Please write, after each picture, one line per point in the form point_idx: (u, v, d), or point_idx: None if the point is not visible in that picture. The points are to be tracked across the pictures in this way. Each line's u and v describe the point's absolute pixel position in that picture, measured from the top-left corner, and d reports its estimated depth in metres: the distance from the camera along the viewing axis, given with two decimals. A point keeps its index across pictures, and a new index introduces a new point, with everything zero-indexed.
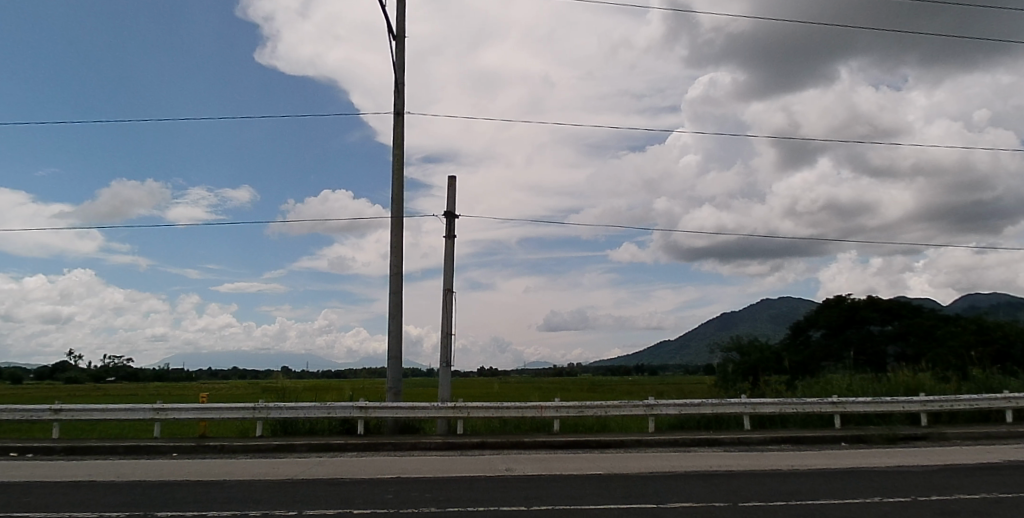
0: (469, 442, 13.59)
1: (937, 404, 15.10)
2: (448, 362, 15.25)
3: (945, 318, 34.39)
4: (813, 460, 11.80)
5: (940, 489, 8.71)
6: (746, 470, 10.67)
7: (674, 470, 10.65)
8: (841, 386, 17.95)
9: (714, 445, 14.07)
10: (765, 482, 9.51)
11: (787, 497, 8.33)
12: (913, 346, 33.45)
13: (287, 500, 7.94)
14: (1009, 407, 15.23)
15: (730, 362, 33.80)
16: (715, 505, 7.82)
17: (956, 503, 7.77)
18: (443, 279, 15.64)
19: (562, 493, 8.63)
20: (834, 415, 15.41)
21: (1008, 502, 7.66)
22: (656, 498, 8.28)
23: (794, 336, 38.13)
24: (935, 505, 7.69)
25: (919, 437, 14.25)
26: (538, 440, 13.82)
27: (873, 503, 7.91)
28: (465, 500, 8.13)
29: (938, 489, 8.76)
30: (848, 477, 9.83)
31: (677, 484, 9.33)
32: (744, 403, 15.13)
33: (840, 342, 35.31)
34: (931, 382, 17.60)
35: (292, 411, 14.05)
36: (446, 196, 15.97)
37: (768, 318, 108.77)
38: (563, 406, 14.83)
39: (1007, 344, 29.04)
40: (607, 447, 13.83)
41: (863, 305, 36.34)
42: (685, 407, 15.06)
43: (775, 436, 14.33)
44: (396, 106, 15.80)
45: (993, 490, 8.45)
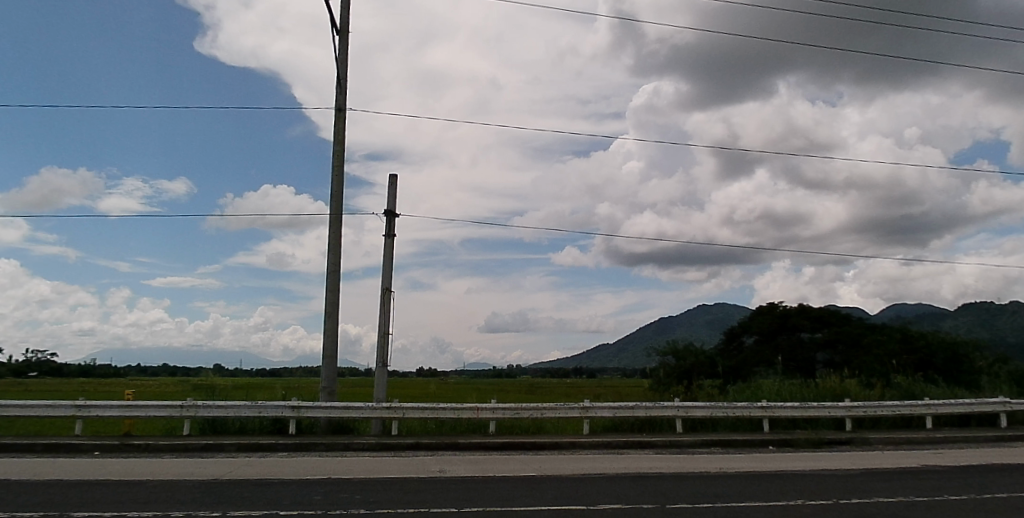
0: (403, 443, 13.42)
1: (860, 410, 15.75)
2: (385, 361, 15.00)
3: (871, 327, 35.91)
4: (741, 463, 12.15)
5: (861, 492, 9.05)
6: (675, 472, 10.85)
7: (606, 471, 10.81)
8: (772, 391, 18.56)
9: (647, 447, 14.29)
10: (695, 484, 9.71)
11: (715, 498, 8.50)
12: (841, 353, 34.77)
13: (213, 501, 7.62)
14: (929, 414, 15.97)
15: (665, 367, 34.56)
16: (645, 507, 7.92)
17: (875, 506, 8.08)
18: (382, 279, 15.37)
19: (493, 495, 8.56)
20: (764, 419, 15.89)
21: (923, 505, 8.02)
22: (587, 499, 8.35)
23: (727, 341, 39.36)
24: (855, 507, 7.99)
25: (844, 442, 14.85)
26: (473, 442, 13.74)
27: (796, 504, 8.17)
28: (394, 502, 7.94)
29: (860, 491, 9.12)
30: (773, 480, 10.12)
31: (609, 486, 9.38)
32: (678, 406, 15.42)
33: (771, 348, 36.59)
34: (857, 388, 18.41)
35: (222, 409, 13.54)
36: (388, 195, 15.73)
37: (704, 324, 111.68)
38: (500, 408, 14.80)
39: (930, 353, 29.79)
40: (542, 449, 13.85)
41: (795, 312, 37.80)
42: (620, 409, 15.24)
43: (706, 440, 14.64)
44: (338, 101, 15.45)
45: (909, 494, 8.86)
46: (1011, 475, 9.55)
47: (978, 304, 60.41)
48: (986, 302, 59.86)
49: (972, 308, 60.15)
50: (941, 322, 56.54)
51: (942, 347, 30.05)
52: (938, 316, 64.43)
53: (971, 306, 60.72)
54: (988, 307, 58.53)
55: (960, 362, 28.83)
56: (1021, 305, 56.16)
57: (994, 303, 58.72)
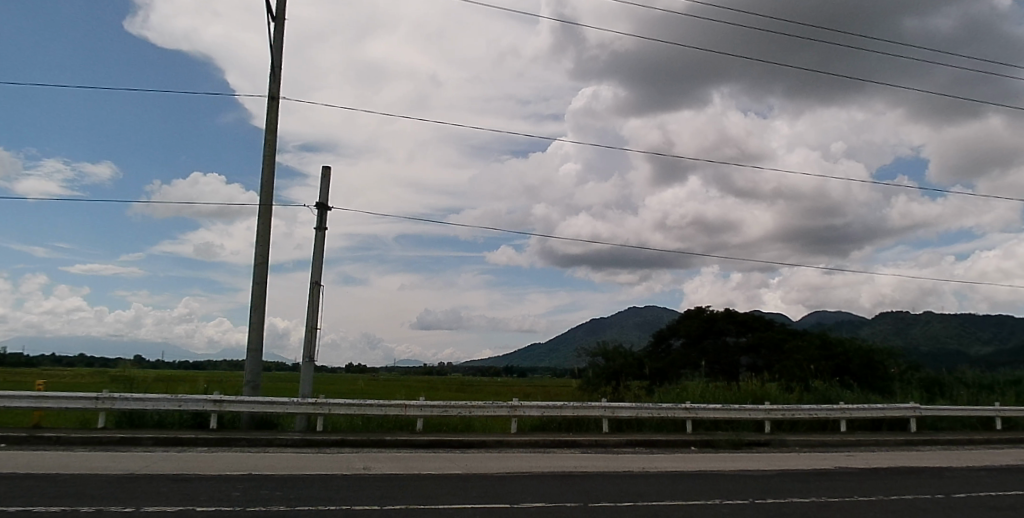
0: (328, 439, 13.10)
1: (780, 412, 16.39)
2: (312, 356, 14.62)
3: (792, 333, 37.46)
4: (663, 463, 12.43)
5: (777, 493, 9.42)
6: (600, 472, 11.01)
7: (532, 470, 10.84)
8: (695, 393, 19.10)
9: (574, 447, 14.44)
10: (618, 483, 9.85)
11: (636, 497, 8.69)
12: (763, 357, 36.10)
13: (128, 496, 7.21)
14: (843, 417, 16.77)
15: (594, 367, 35.10)
16: (567, 506, 7.97)
17: (789, 506, 8.39)
18: (311, 272, 14.98)
19: (416, 493, 8.46)
20: (687, 420, 16.32)
21: (833, 506, 8.41)
22: (511, 498, 8.34)
23: (656, 343, 40.36)
24: (770, 507, 8.28)
25: (762, 443, 15.43)
26: (399, 439, 13.57)
27: (714, 504, 8.41)
28: (315, 500, 7.73)
29: (773, 492, 9.47)
30: (695, 480, 10.41)
31: (535, 485, 9.44)
32: (605, 407, 15.67)
33: (697, 351, 37.80)
34: (776, 391, 19.17)
35: (140, 402, 12.87)
36: (321, 187, 15.34)
37: (634, 325, 114.15)
38: (427, 405, 14.64)
39: (847, 359, 31.30)
40: (468, 447, 13.83)
41: (721, 317, 39.12)
42: (547, 408, 15.36)
43: (630, 440, 14.91)
44: (271, 89, 14.96)
45: (820, 495, 9.26)
46: (918, 477, 10.11)
47: (894, 313, 63.94)
48: (900, 312, 63.43)
49: (889, 317, 63.63)
50: (858, 330, 59.58)
51: (858, 354, 31.62)
52: (856, 324, 67.90)
53: (886, 316, 64.20)
54: (903, 317, 62.04)
55: (875, 368, 30.45)
56: (931, 316, 59.82)
57: (908, 313, 62.23)
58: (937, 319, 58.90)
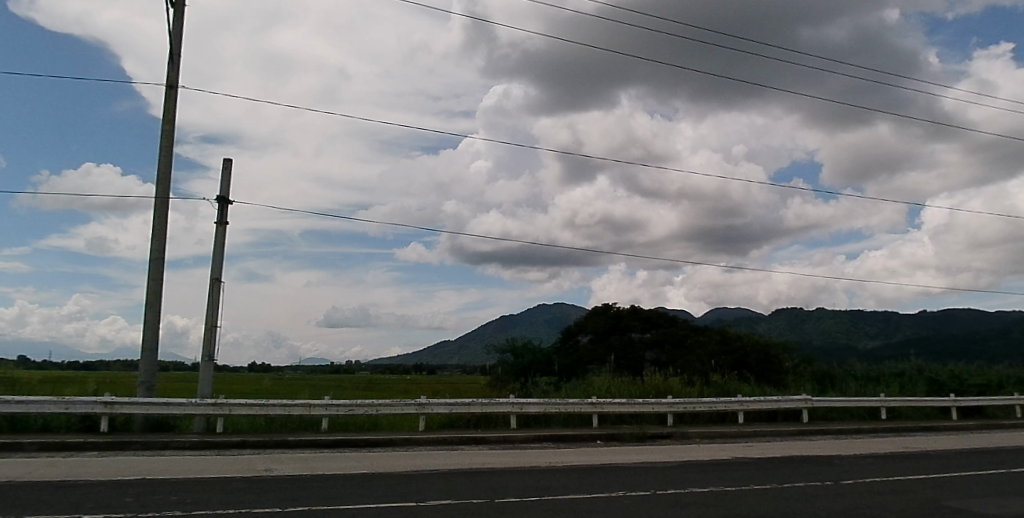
0: (228, 441, 12.52)
1: (681, 406, 17.10)
2: (212, 355, 13.92)
3: (693, 329, 39.14)
4: (569, 457, 12.68)
5: (677, 483, 9.81)
6: (507, 467, 11.10)
7: (440, 468, 10.75)
8: (602, 388, 19.62)
9: (482, 443, 14.51)
10: (525, 478, 9.96)
11: (542, 492, 8.83)
12: (667, 352, 37.54)
13: (7, 505, 6.62)
14: (740, 410, 17.67)
15: (504, 364, 35.44)
16: (472, 502, 7.97)
17: (689, 496, 8.77)
18: (211, 268, 14.26)
19: (321, 493, 8.23)
20: (593, 415, 16.72)
21: (730, 494, 8.87)
22: (417, 496, 8.25)
23: (564, 339, 41.17)
24: (673, 497, 8.61)
25: (665, 435, 16.04)
26: (304, 439, 13.16)
27: (617, 496, 8.66)
28: (215, 503, 7.36)
29: (675, 483, 9.84)
30: (601, 473, 10.66)
31: (445, 482, 9.39)
32: (513, 403, 15.81)
33: (604, 347, 38.83)
34: (679, 385, 19.96)
35: (20, 405, 11.83)
36: (222, 180, 14.62)
37: (544, 322, 115.94)
38: (333, 404, 14.26)
39: (744, 354, 33.07)
40: (376, 446, 13.60)
41: (627, 313, 40.42)
42: (456, 405, 15.32)
43: (537, 435, 15.14)
44: (169, 77, 14.10)
45: (719, 484, 9.74)
46: (809, 465, 10.81)
47: (789, 310, 67.94)
48: (794, 308, 67.50)
49: (784, 313, 67.55)
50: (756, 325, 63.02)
51: (755, 349, 33.51)
52: (754, 320, 71.77)
53: (781, 312, 68.21)
54: (797, 313, 66.10)
55: (770, 362, 32.35)
56: (823, 312, 64.06)
57: (801, 310, 66.31)
58: (828, 316, 63.12)
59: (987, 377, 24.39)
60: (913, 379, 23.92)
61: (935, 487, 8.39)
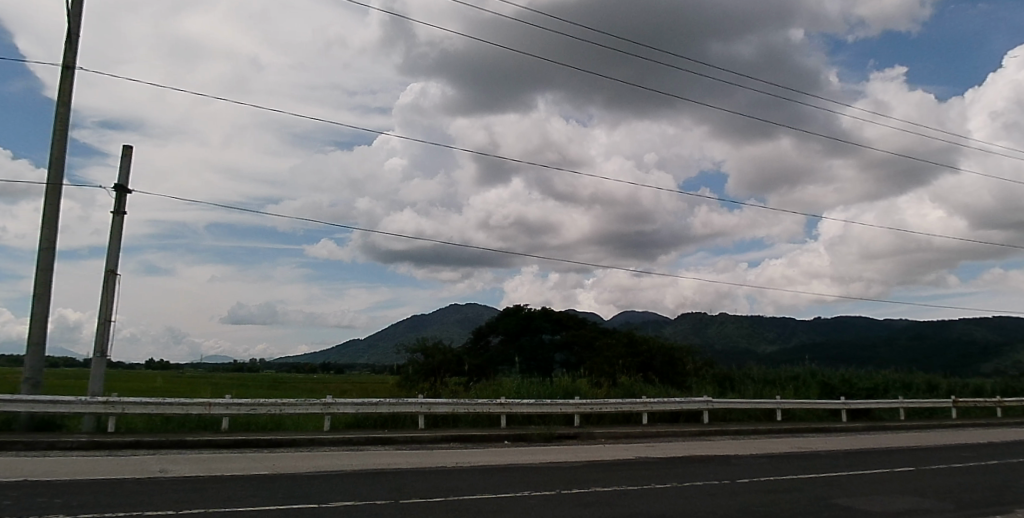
0: (120, 441, 11.79)
1: (588, 406, 17.50)
2: (106, 350, 13.05)
3: (602, 331, 40.18)
4: (476, 457, 12.71)
5: (583, 483, 10.06)
6: (413, 468, 11.00)
7: (344, 469, 10.54)
8: (512, 389, 19.78)
9: (388, 443, 14.32)
10: (431, 479, 9.91)
11: (448, 493, 8.81)
12: (576, 354, 38.31)
13: None
14: (644, 410, 18.28)
15: (414, 363, 35.18)
16: (377, 503, 7.88)
17: (592, 495, 9.01)
18: (106, 259, 13.37)
19: (220, 495, 7.90)
20: (501, 415, 16.82)
21: (632, 493, 9.17)
22: (319, 498, 8.05)
23: (474, 340, 41.24)
24: (580, 497, 8.81)
25: (571, 435, 16.37)
26: (203, 439, 12.56)
27: (522, 496, 8.75)
28: (106, 506, 6.92)
29: (580, 482, 10.08)
30: (505, 473, 10.76)
31: (351, 483, 9.23)
32: (421, 403, 15.68)
33: (513, 348, 39.16)
34: (586, 386, 20.43)
35: None
36: (121, 169, 13.74)
37: (456, 322, 115.65)
38: (235, 403, 13.68)
39: (650, 356, 34.26)
40: (278, 446, 13.16)
41: (537, 315, 41.00)
42: (363, 405, 15.05)
43: (444, 435, 15.12)
44: (65, 57, 13.12)
45: (624, 483, 10.06)
46: (707, 465, 11.35)
47: (693, 314, 70.82)
48: (699, 312, 70.41)
49: (689, 317, 70.34)
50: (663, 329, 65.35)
51: (660, 351, 34.78)
52: (660, 324, 74.36)
53: (686, 316, 71.03)
54: (700, 318, 69.02)
55: (674, 365, 33.72)
56: (725, 318, 67.21)
57: (705, 314, 69.31)
58: (729, 321, 66.27)
59: (872, 381, 26.37)
60: (806, 382, 25.56)
61: (825, 486, 8.99)
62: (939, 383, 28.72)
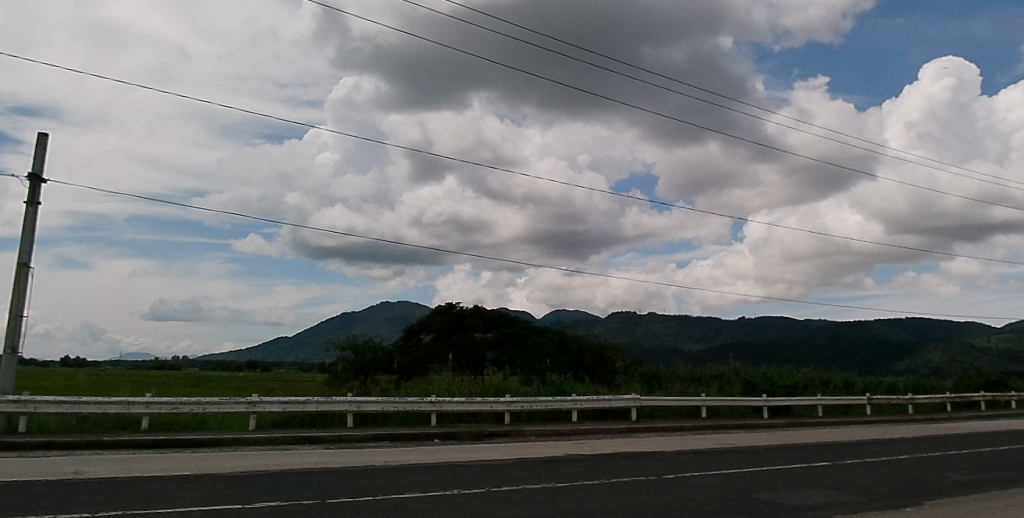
0: (29, 442, 11.06)
1: (518, 405, 17.58)
2: (15, 347, 12.20)
3: (533, 330, 40.51)
4: (405, 456, 12.54)
5: (512, 480, 10.09)
6: (341, 468, 10.77)
7: (269, 469, 10.22)
8: (443, 387, 19.65)
9: (316, 443, 13.98)
10: (358, 478, 9.74)
11: (376, 492, 8.65)
12: (507, 352, 38.45)
13: None
14: (574, 408, 18.50)
15: (343, 361, 34.50)
16: (304, 503, 7.68)
17: (522, 492, 9.05)
18: (17, 251, 12.49)
19: (138, 497, 7.49)
20: (432, 413, 16.68)
21: (559, 490, 9.26)
22: (243, 499, 7.76)
23: (406, 337, 40.79)
24: (508, 494, 8.84)
25: (501, 433, 16.42)
26: (120, 439, 11.93)
27: (451, 494, 8.71)
28: (11, 511, 6.45)
29: (509, 480, 10.12)
30: (433, 472, 10.67)
31: (278, 483, 8.97)
32: (350, 401, 15.37)
33: (445, 346, 38.95)
34: (517, 384, 20.54)
35: None
36: (35, 157, 12.87)
37: (388, 319, 114.21)
38: (156, 402, 13.08)
39: (580, 354, 34.77)
40: (201, 446, 12.64)
41: (469, 313, 40.95)
42: (290, 404, 14.63)
43: (374, 434, 14.87)
44: None
45: (552, 480, 10.15)
46: (633, 461, 11.59)
47: (623, 313, 72.30)
48: (628, 312, 71.99)
49: (619, 316, 71.79)
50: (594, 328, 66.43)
51: (590, 350, 35.36)
52: (592, 323, 75.62)
53: (616, 315, 72.48)
54: (630, 316, 70.56)
55: (604, 363, 34.36)
56: (654, 317, 68.97)
57: (635, 314, 70.88)
58: (658, 320, 68.05)
59: (792, 379, 27.58)
60: (730, 380, 26.49)
61: (746, 481, 9.33)
62: (853, 381, 30.29)
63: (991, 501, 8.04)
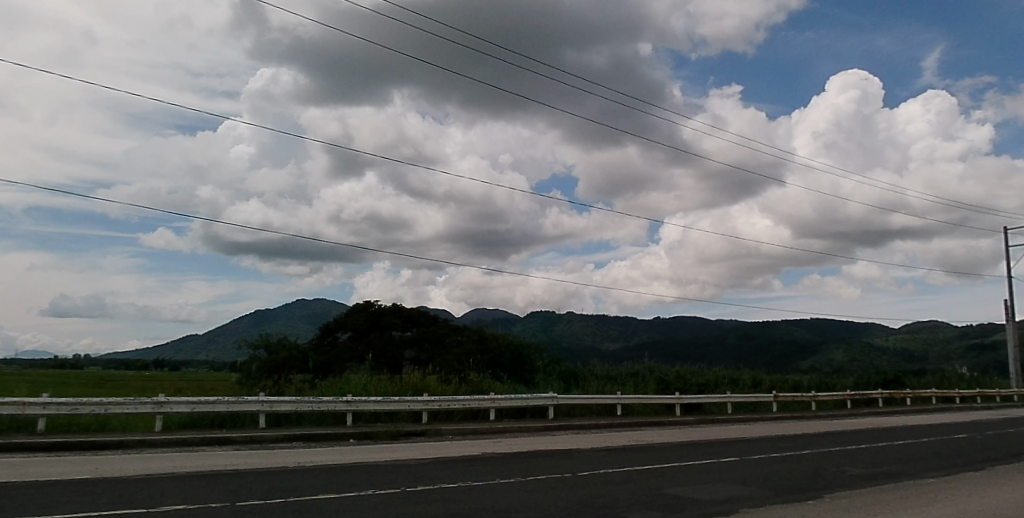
0: None
1: (436, 403, 17.45)
2: None
3: (452, 329, 40.38)
4: (320, 457, 12.19)
5: (427, 480, 9.98)
6: (253, 469, 10.35)
7: (175, 471, 9.70)
8: (359, 386, 19.27)
9: (227, 444, 13.38)
10: (272, 479, 9.41)
11: (287, 494, 8.36)
12: (426, 351, 38.14)
13: None
14: (492, 407, 18.55)
15: (256, 360, 33.25)
16: (214, 506, 7.33)
17: (439, 491, 8.99)
18: None
19: (31, 502, 6.93)
20: (347, 413, 16.29)
21: (476, 488, 9.26)
22: (149, 502, 7.35)
23: (322, 336, 39.77)
24: (424, 494, 8.75)
25: (419, 433, 16.23)
26: (11, 443, 11.06)
27: (366, 495, 8.55)
28: None
29: (426, 479, 10.04)
30: (347, 472, 10.40)
31: (184, 485, 8.52)
32: (262, 401, 14.77)
33: (363, 344, 38.18)
34: (435, 383, 20.39)
35: None
36: None
37: (304, 317, 111.11)
38: (53, 403, 12.22)
39: (499, 353, 34.97)
40: (102, 448, 11.88)
41: (388, 311, 40.32)
42: (199, 404, 13.94)
43: (288, 434, 14.39)
44: None
45: (469, 479, 10.12)
46: (550, 459, 11.72)
47: (543, 312, 73.18)
48: (548, 311, 72.95)
49: (538, 315, 72.62)
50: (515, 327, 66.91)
51: (509, 348, 35.63)
52: (513, 321, 76.16)
53: (537, 313, 73.34)
54: (550, 315, 71.55)
55: (523, 362, 34.65)
56: (573, 316, 70.17)
57: (555, 313, 71.89)
58: (577, 319, 69.32)
59: (703, 377, 28.71)
60: (645, 378, 27.30)
61: (658, 477, 9.59)
62: (761, 379, 31.80)
63: (885, 494, 8.58)
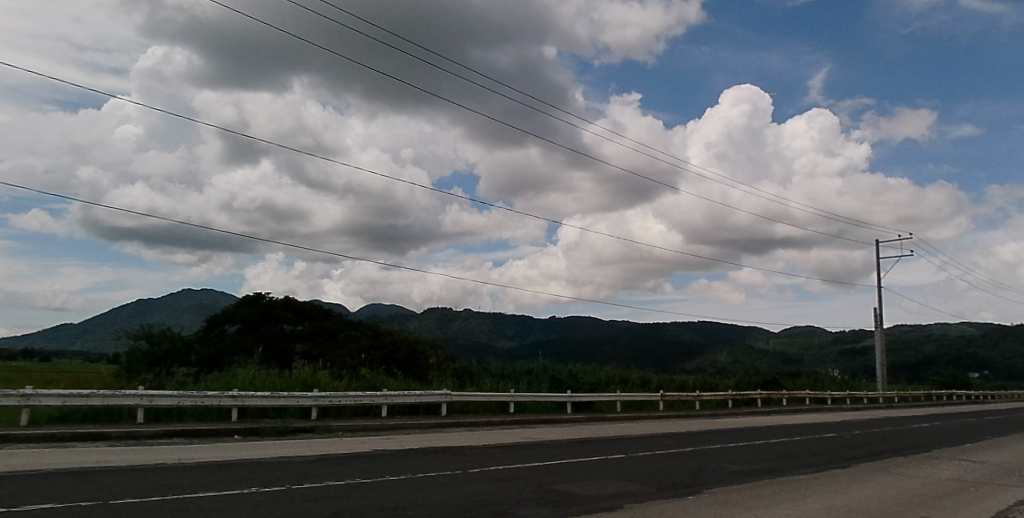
0: None
1: (327, 399, 16.93)
2: None
3: (346, 323, 39.32)
4: (200, 453, 11.54)
5: (315, 477, 9.66)
6: (127, 466, 9.64)
7: (36, 468, 8.86)
8: (245, 381, 18.41)
9: (100, 439, 12.38)
10: (146, 476, 8.80)
11: (165, 492, 7.84)
12: (318, 345, 36.98)
13: None
14: (385, 403, 18.22)
15: (135, 352, 31.07)
16: (82, 504, 6.76)
17: (326, 488, 8.74)
18: None
19: None
20: (233, 408, 15.50)
21: (364, 485, 9.09)
22: (8, 501, 6.68)
23: (208, 328, 37.67)
24: (312, 491, 8.47)
25: (308, 429, 15.69)
26: None
27: (251, 492, 8.18)
28: None
29: (313, 476, 9.73)
30: (229, 470, 9.87)
31: (46, 483, 7.83)
32: (141, 395, 13.75)
33: (252, 337, 36.51)
34: (327, 379, 19.76)
35: None
36: None
37: (189, 308, 104.94)
38: None
39: (394, 349, 34.49)
40: None
41: (279, 303, 38.68)
42: (71, 397, 12.82)
43: (169, 430, 13.50)
44: None
45: (358, 476, 9.90)
46: (442, 456, 11.66)
47: (439, 308, 72.75)
48: (446, 308, 72.62)
49: (435, 311, 72.10)
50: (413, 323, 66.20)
51: (404, 344, 35.22)
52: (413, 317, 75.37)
53: (434, 309, 72.89)
54: (446, 312, 71.16)
55: (418, 358, 34.29)
56: (471, 313, 70.33)
57: (452, 310, 71.68)
58: (474, 317, 69.49)
59: (595, 376, 29.58)
60: (539, 376, 27.72)
61: (547, 474, 9.74)
62: (649, 379, 33.11)
63: (759, 490, 9.13)
